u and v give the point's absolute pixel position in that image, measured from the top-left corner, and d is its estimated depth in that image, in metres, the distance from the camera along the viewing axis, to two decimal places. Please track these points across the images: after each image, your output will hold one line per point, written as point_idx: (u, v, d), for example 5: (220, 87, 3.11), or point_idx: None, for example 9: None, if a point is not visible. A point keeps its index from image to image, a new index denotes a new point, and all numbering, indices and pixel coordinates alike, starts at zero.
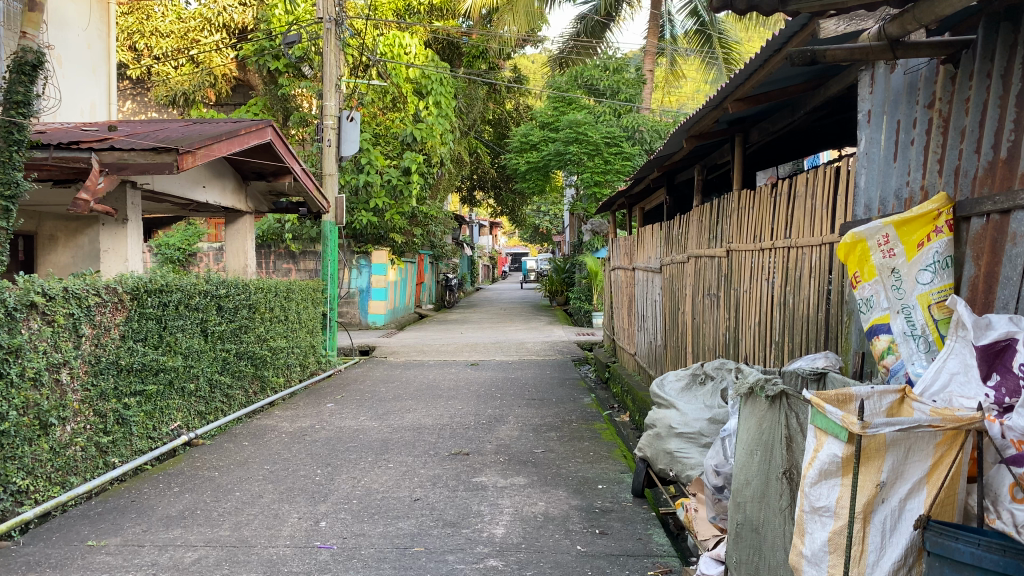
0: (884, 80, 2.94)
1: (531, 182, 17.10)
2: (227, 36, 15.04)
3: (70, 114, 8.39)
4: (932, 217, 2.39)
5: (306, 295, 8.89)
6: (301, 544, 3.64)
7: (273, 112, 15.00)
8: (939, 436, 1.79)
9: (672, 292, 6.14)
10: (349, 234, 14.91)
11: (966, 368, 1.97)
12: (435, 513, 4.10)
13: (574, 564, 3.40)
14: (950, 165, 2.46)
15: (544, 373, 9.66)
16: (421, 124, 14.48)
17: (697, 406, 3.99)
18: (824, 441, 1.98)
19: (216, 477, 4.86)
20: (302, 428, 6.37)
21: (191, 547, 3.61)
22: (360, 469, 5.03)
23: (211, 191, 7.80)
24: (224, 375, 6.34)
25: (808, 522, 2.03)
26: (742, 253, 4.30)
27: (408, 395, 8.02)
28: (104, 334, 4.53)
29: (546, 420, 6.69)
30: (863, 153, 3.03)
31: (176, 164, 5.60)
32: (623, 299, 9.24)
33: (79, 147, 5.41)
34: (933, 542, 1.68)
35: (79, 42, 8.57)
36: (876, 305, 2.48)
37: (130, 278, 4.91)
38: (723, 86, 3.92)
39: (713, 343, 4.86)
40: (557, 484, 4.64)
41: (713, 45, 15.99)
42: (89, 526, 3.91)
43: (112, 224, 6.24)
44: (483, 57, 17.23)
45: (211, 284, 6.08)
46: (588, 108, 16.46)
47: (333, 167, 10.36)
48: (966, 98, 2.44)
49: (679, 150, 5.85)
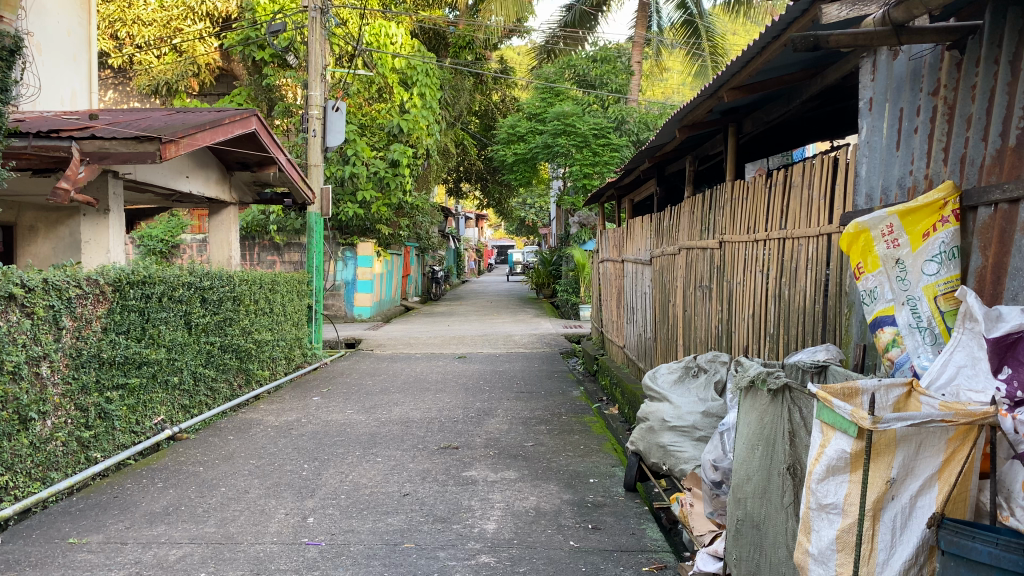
0: (886, 67, 2.89)
1: (519, 174, 16.96)
2: (210, 25, 14.76)
3: (50, 102, 8.16)
4: (938, 207, 2.35)
5: (291, 287, 8.76)
6: (289, 541, 3.55)
7: (257, 102, 14.77)
8: (951, 431, 1.75)
9: (662, 285, 6.08)
10: (335, 226, 14.78)
11: (974, 361, 1.93)
12: (425, 508, 4.02)
13: (567, 560, 3.34)
14: (956, 153, 2.41)
15: (531, 365, 9.60)
16: (407, 115, 14.34)
17: (690, 399, 3.94)
18: (832, 436, 1.93)
19: (201, 472, 4.76)
20: (288, 422, 6.26)
21: (176, 544, 3.50)
22: (348, 464, 4.94)
23: (195, 181, 7.63)
24: (208, 369, 6.21)
25: (813, 519, 1.98)
26: (735, 245, 4.25)
27: (396, 388, 7.93)
28: (85, 327, 4.41)
29: (535, 414, 6.63)
30: (864, 142, 2.98)
31: (159, 153, 5.42)
32: (611, 292, 9.19)
33: (59, 136, 5.25)
34: (948, 541, 1.63)
35: (58, 29, 8.33)
36: (881, 296, 2.47)
37: (112, 269, 4.77)
38: (719, 75, 3.85)
39: (706, 335, 4.81)
40: (549, 478, 4.59)
41: (699, 37, 15.93)
42: (71, 523, 3.79)
43: (93, 214, 6.05)
44: (470, 47, 17.03)
45: (195, 276, 5.95)
46: (575, 99, 16.38)
47: (319, 158, 10.20)
48: (973, 85, 2.38)
49: (671, 140, 5.78)
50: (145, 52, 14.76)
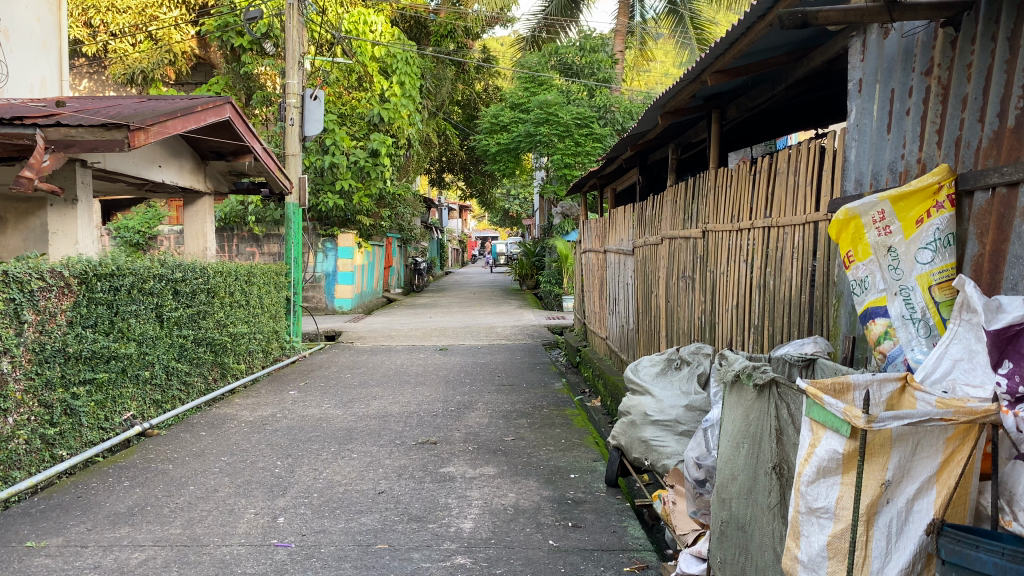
0: (876, 46, 2.77)
1: (502, 164, 16.64)
2: (186, 12, 14.39)
3: (19, 89, 7.83)
4: (932, 191, 2.24)
5: (267, 279, 8.52)
6: (257, 542, 3.40)
7: (235, 91, 14.36)
8: (950, 430, 1.67)
9: (645, 275, 5.97)
10: (315, 217, 14.51)
11: (971, 354, 1.83)
12: (401, 507, 3.88)
13: (546, 561, 3.21)
14: (950, 135, 2.31)
15: (513, 357, 9.49)
16: (387, 104, 13.99)
17: (673, 392, 3.83)
18: (823, 435, 1.83)
19: (170, 469, 4.57)
20: (263, 417, 6.07)
21: (138, 547, 3.33)
22: (322, 461, 4.78)
23: (167, 170, 7.36)
24: (181, 363, 6.00)
25: (803, 524, 1.89)
26: (718, 234, 4.13)
27: (374, 381, 7.76)
28: (49, 321, 4.19)
29: (516, 407, 6.50)
30: (853, 125, 2.87)
31: (127, 141, 5.17)
32: (594, 282, 9.08)
33: (22, 123, 4.92)
34: (949, 550, 1.52)
35: (26, 14, 7.97)
36: (872, 286, 2.38)
37: (78, 261, 4.55)
38: (700, 58, 3.73)
39: (688, 327, 4.71)
40: (529, 474, 4.46)
41: (685, 25, 15.77)
42: (29, 525, 3.60)
43: (60, 203, 5.78)
44: (451, 36, 16.73)
45: (166, 267, 5.74)
46: (559, 88, 16.17)
47: (297, 148, 9.95)
48: (968, 64, 2.26)
49: (654, 127, 5.66)
50: (120, 39, 14.35)
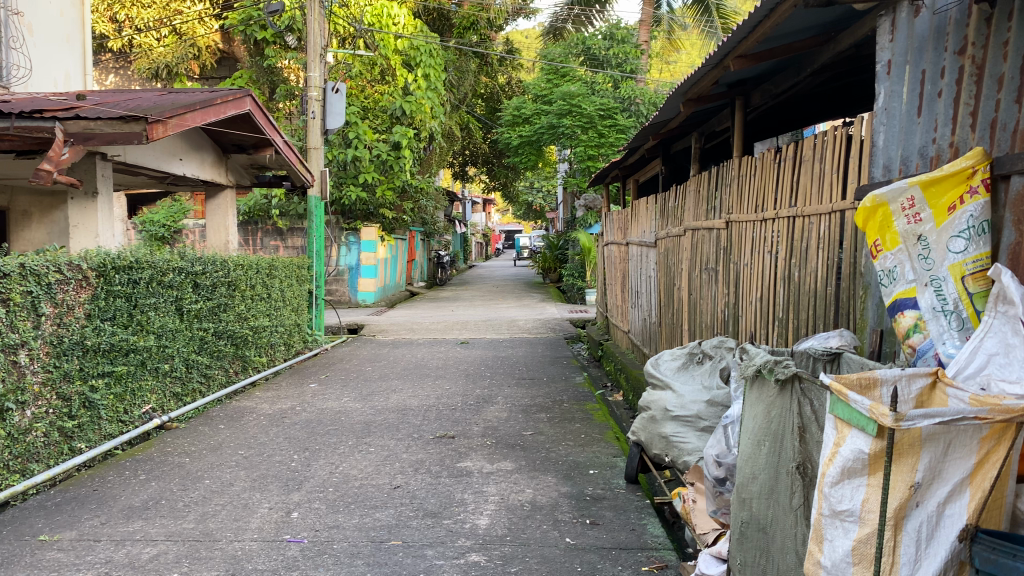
0: (906, 25, 2.64)
1: (524, 157, 16.55)
2: (210, 6, 14.50)
3: (45, 84, 7.98)
4: (966, 176, 2.11)
5: (290, 272, 8.56)
6: (269, 538, 3.38)
7: (259, 85, 14.46)
8: (984, 430, 1.58)
9: (668, 268, 5.85)
10: (338, 211, 14.60)
11: (1008, 349, 1.75)
12: (416, 502, 3.84)
13: (562, 559, 3.15)
14: (985, 118, 2.19)
15: (535, 351, 9.40)
16: (410, 97, 13.94)
17: (695, 387, 3.73)
18: (847, 434, 1.73)
19: (186, 463, 4.59)
20: (282, 410, 6.10)
21: (151, 542, 3.34)
22: (339, 454, 4.78)
23: (189, 164, 7.41)
24: (201, 356, 6.04)
25: (826, 528, 1.80)
26: (742, 224, 4.01)
27: (395, 374, 7.77)
28: (67, 313, 4.22)
29: (536, 401, 6.43)
30: (882, 109, 2.76)
31: (146, 133, 5.22)
32: (616, 275, 8.97)
33: (43, 117, 5.00)
34: (984, 559, 1.47)
35: (51, 9, 8.09)
36: (901, 277, 2.30)
37: (96, 254, 4.58)
38: (722, 42, 3.59)
39: (711, 320, 4.60)
40: (547, 470, 4.40)
41: (711, 14, 15.49)
42: (44, 518, 3.63)
43: (80, 197, 5.84)
44: (474, 28, 16.46)
45: (186, 260, 5.77)
46: (582, 79, 15.97)
47: (318, 140, 9.91)
48: (1004, 41, 2.12)
49: (676, 116, 5.54)
50: (144, 35, 14.50)
